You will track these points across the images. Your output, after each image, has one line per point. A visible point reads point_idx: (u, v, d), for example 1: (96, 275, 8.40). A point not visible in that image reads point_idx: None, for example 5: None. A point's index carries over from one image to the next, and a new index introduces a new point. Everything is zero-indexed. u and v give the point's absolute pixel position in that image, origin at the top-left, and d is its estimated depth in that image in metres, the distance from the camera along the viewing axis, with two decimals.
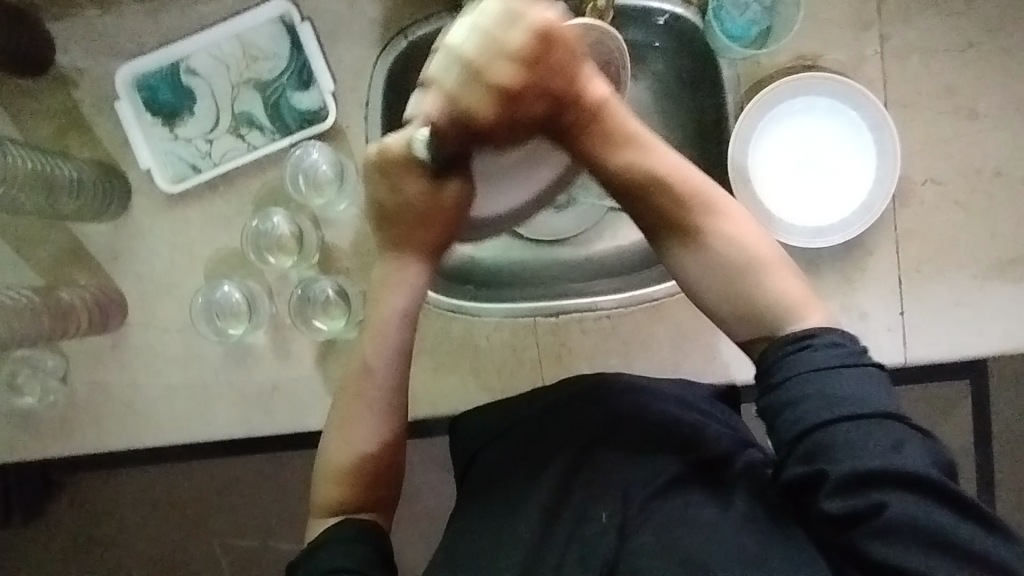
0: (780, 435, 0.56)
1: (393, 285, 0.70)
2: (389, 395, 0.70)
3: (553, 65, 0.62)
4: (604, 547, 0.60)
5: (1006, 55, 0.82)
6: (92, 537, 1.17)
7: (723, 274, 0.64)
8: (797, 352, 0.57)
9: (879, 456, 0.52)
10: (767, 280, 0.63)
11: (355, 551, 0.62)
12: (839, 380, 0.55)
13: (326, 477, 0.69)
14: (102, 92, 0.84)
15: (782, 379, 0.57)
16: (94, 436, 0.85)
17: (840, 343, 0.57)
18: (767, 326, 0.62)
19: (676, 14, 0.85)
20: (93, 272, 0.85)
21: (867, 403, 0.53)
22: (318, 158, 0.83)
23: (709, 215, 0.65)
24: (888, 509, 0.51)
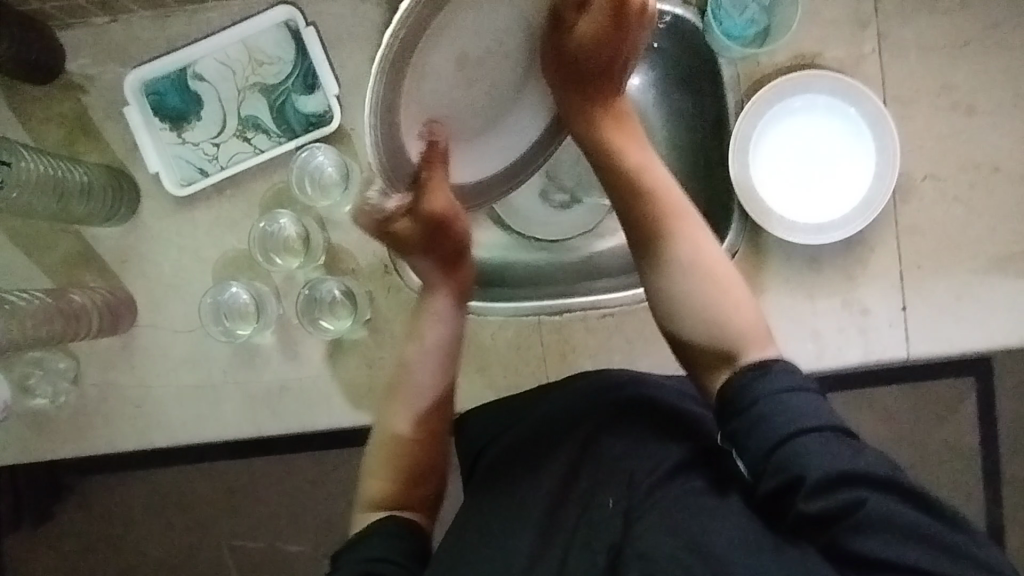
0: (752, 453, 0.58)
1: (431, 291, 0.74)
2: (435, 398, 0.71)
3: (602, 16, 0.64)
4: (608, 530, 0.60)
5: (1003, 51, 0.83)
6: (103, 540, 1.18)
7: (696, 282, 0.67)
8: (759, 376, 0.60)
9: (847, 459, 0.54)
10: (730, 302, 0.66)
11: (402, 547, 0.63)
12: (798, 399, 0.58)
13: (372, 474, 0.70)
14: (111, 97, 0.86)
15: (747, 402, 0.59)
16: (105, 437, 0.87)
17: (792, 369, 0.61)
18: (722, 345, 0.65)
19: (676, 15, 0.86)
20: (103, 275, 0.87)
21: (827, 418, 0.57)
22: (323, 160, 0.85)
23: (685, 226, 0.69)
24: (865, 506, 0.52)
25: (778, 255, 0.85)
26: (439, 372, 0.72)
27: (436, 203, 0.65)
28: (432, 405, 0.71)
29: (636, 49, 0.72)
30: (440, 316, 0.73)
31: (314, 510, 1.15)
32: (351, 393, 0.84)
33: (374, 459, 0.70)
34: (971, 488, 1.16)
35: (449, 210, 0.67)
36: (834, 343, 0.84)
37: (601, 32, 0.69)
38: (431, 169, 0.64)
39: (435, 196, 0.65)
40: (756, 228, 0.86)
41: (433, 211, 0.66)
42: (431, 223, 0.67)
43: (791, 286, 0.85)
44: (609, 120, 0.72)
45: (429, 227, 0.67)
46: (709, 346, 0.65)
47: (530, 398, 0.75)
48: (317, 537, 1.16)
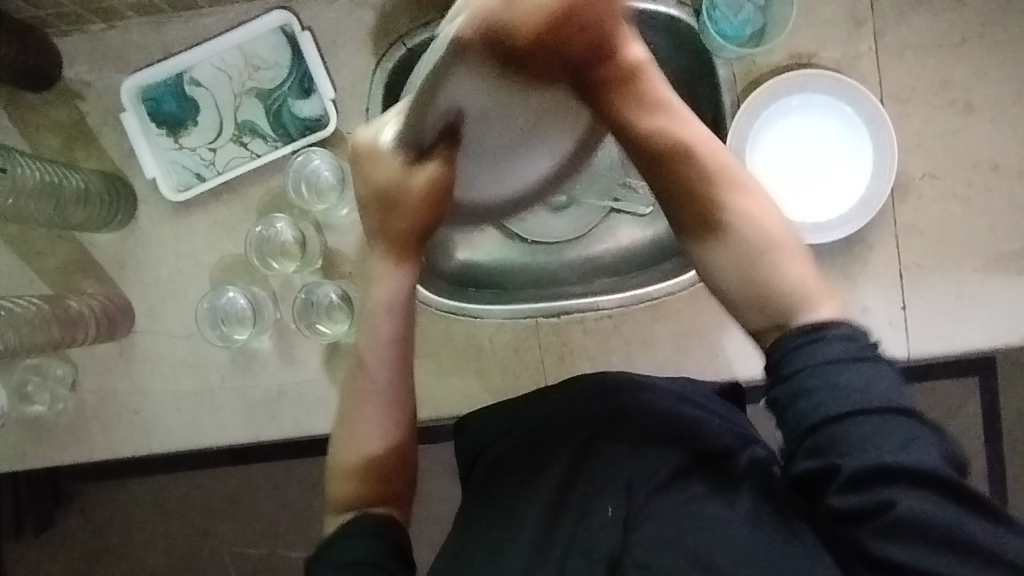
0: (789, 429, 0.53)
1: (383, 278, 0.69)
2: (386, 389, 0.68)
3: (579, 31, 0.56)
4: (608, 540, 0.60)
5: (1000, 49, 0.83)
6: (103, 547, 1.18)
7: (746, 243, 0.59)
8: (809, 342, 0.53)
9: (893, 453, 0.49)
10: (781, 259, 0.58)
11: (376, 543, 0.61)
12: (850, 372, 0.51)
13: (339, 474, 0.68)
14: (108, 104, 0.86)
15: (792, 371, 0.53)
16: (104, 443, 0.87)
17: (852, 335, 0.53)
18: (772, 302, 0.57)
19: (671, 16, 0.84)
20: (100, 281, 0.87)
21: (884, 395, 0.50)
22: (319, 164, 0.84)
23: (730, 188, 0.61)
24: (898, 511, 0.48)
25: None
26: (393, 364, 0.69)
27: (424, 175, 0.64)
28: (395, 396, 0.69)
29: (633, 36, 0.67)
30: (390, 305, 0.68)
31: (315, 515, 1.15)
32: None
33: (338, 455, 0.68)
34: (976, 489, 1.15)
35: (443, 193, 0.66)
36: None
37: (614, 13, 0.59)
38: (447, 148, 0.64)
39: (438, 168, 0.64)
40: None
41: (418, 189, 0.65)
42: (424, 202, 0.66)
43: None
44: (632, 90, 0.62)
45: (423, 206, 0.66)
46: (754, 305, 0.58)
47: (535, 399, 0.75)
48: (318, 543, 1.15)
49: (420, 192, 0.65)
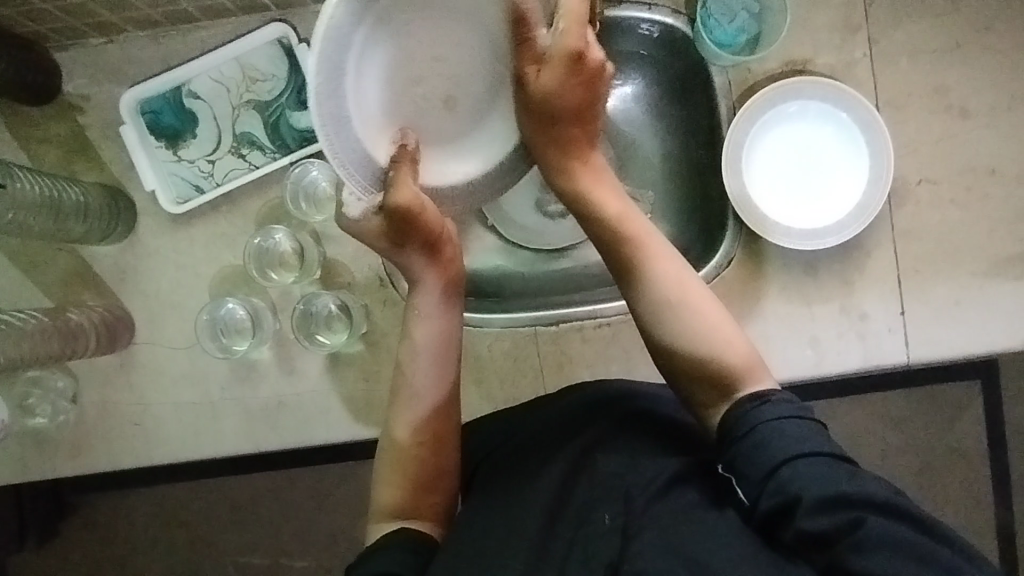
0: (750, 479, 0.57)
1: (422, 284, 0.72)
2: (432, 407, 0.70)
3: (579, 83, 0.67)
4: (608, 549, 0.58)
5: (996, 55, 0.83)
6: (106, 559, 1.18)
7: (682, 315, 0.65)
8: (755, 405, 0.60)
9: (845, 484, 0.54)
10: (715, 333, 0.65)
11: (412, 559, 0.62)
12: (795, 426, 0.57)
13: (386, 481, 0.69)
14: (108, 117, 0.87)
15: (744, 431, 0.59)
16: (104, 454, 0.87)
17: (789, 399, 0.60)
18: (710, 370, 0.63)
19: (666, 24, 0.86)
20: (101, 293, 0.87)
21: (822, 443, 0.56)
22: (317, 175, 0.85)
23: (670, 266, 0.67)
24: (866, 525, 0.52)
25: (774, 263, 0.85)
26: (435, 369, 0.71)
27: (403, 190, 0.63)
28: (434, 407, 0.70)
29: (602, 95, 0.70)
30: (428, 312, 0.72)
31: (316, 525, 1.15)
32: (349, 406, 0.85)
33: (383, 466, 0.69)
34: (982, 497, 1.13)
35: (416, 205, 0.64)
36: (833, 350, 0.84)
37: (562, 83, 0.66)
38: (399, 167, 0.65)
39: (399, 192, 0.64)
40: (753, 236, 0.85)
41: (398, 206, 0.64)
42: (397, 221, 0.65)
43: (788, 293, 0.84)
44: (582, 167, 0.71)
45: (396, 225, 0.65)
46: (690, 368, 0.64)
47: (510, 413, 0.76)
48: (320, 551, 1.15)
49: (393, 210, 0.64)
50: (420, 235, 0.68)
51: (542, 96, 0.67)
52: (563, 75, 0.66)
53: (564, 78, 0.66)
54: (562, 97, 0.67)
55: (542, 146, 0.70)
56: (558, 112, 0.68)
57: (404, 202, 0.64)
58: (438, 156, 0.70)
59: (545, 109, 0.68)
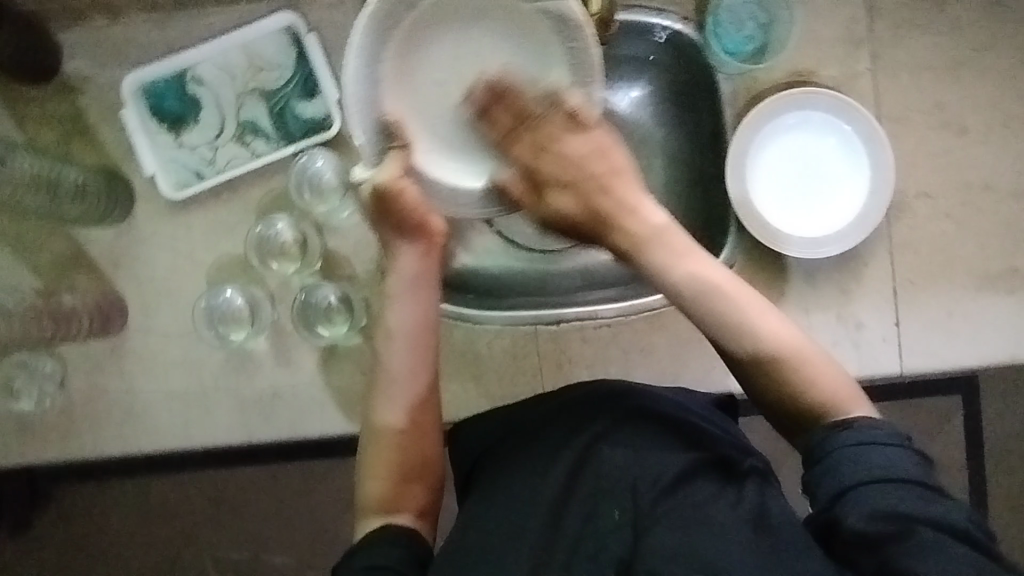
0: (818, 488, 0.56)
1: (399, 250, 0.69)
2: (415, 387, 0.68)
3: (564, 168, 0.68)
4: (619, 543, 0.58)
5: (992, 74, 0.85)
6: (79, 551, 1.16)
7: (770, 363, 0.61)
8: (842, 425, 0.57)
9: (913, 500, 0.51)
10: (808, 369, 0.60)
11: (401, 555, 0.60)
12: (880, 445, 0.55)
13: (371, 472, 0.66)
14: (108, 98, 0.85)
15: (824, 443, 0.57)
16: (91, 441, 0.85)
17: (884, 425, 0.56)
18: (801, 405, 0.60)
19: (675, 31, 0.85)
20: (94, 277, 0.86)
21: (905, 465, 0.53)
22: (322, 165, 0.84)
23: (748, 305, 0.63)
24: (917, 535, 0.50)
25: (771, 270, 0.86)
26: (413, 357, 0.68)
27: (387, 170, 0.67)
28: (416, 389, 0.68)
29: (590, 161, 0.68)
30: (401, 293, 0.69)
31: (300, 519, 1.13)
32: (345, 399, 0.84)
33: (368, 455, 0.67)
34: None
35: (401, 186, 0.66)
36: None
37: (551, 177, 0.68)
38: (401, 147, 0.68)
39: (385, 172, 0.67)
40: (754, 242, 0.86)
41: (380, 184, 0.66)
42: (382, 202, 0.67)
43: (785, 300, 0.86)
44: (649, 246, 0.66)
45: (380, 206, 0.67)
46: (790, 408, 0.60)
47: (537, 400, 0.74)
48: (303, 547, 1.14)
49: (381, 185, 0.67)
50: (410, 223, 0.68)
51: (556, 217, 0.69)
52: (537, 181, 0.69)
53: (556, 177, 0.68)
54: (565, 208, 0.68)
55: (591, 237, 0.69)
56: (571, 203, 0.68)
57: (387, 182, 0.66)
58: (444, 152, 0.72)
59: (564, 224, 0.69)
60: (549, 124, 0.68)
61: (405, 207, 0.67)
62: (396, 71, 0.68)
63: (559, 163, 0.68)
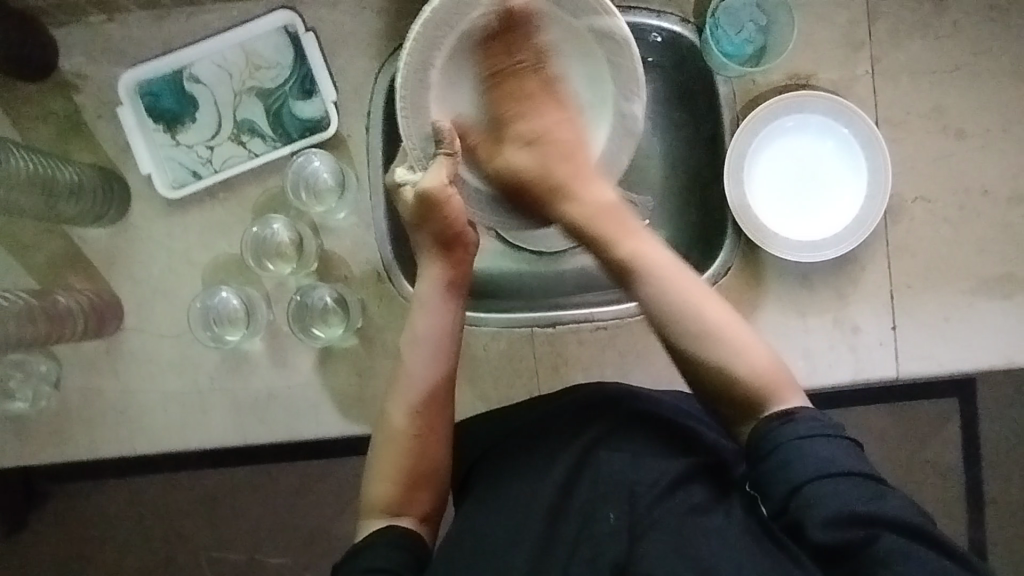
0: (772, 498, 0.56)
1: (433, 258, 0.69)
2: (431, 391, 0.67)
3: (530, 129, 0.70)
4: (614, 548, 0.58)
5: (991, 78, 0.85)
6: (73, 552, 1.15)
7: (711, 345, 0.62)
8: (781, 425, 0.58)
9: (862, 502, 0.52)
10: (748, 357, 0.62)
11: (403, 558, 0.60)
12: (820, 446, 0.55)
13: (379, 475, 0.66)
14: (104, 97, 0.85)
15: (768, 450, 0.57)
16: (86, 442, 0.85)
17: (818, 417, 0.58)
18: (734, 389, 0.61)
19: (674, 32, 0.86)
20: (90, 276, 0.85)
21: (846, 464, 0.54)
22: (319, 166, 0.84)
23: (695, 290, 0.64)
24: (878, 540, 0.51)
25: (770, 273, 0.86)
26: (436, 365, 0.68)
27: (433, 177, 0.66)
28: (431, 394, 0.67)
29: (552, 129, 0.71)
30: (433, 303, 0.69)
31: (296, 521, 1.13)
32: (342, 400, 0.84)
33: (378, 456, 0.66)
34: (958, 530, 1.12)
35: (448, 193, 0.66)
36: (824, 360, 0.85)
37: (517, 138, 0.70)
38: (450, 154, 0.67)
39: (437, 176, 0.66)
40: (752, 245, 0.86)
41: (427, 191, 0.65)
42: (421, 205, 0.66)
43: (783, 303, 0.85)
44: (596, 215, 0.68)
45: (420, 209, 0.66)
46: (723, 392, 0.62)
47: (532, 403, 0.73)
48: (298, 549, 1.14)
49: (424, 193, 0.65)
50: (453, 230, 0.67)
51: (509, 173, 0.70)
52: (499, 144, 0.71)
53: (513, 136, 0.70)
54: (522, 164, 0.70)
55: (539, 203, 0.70)
56: (528, 168, 0.70)
57: (432, 188, 0.65)
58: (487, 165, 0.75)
59: (517, 187, 0.71)
60: (522, 90, 0.70)
61: (449, 216, 0.66)
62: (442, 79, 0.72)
63: (528, 130, 0.70)
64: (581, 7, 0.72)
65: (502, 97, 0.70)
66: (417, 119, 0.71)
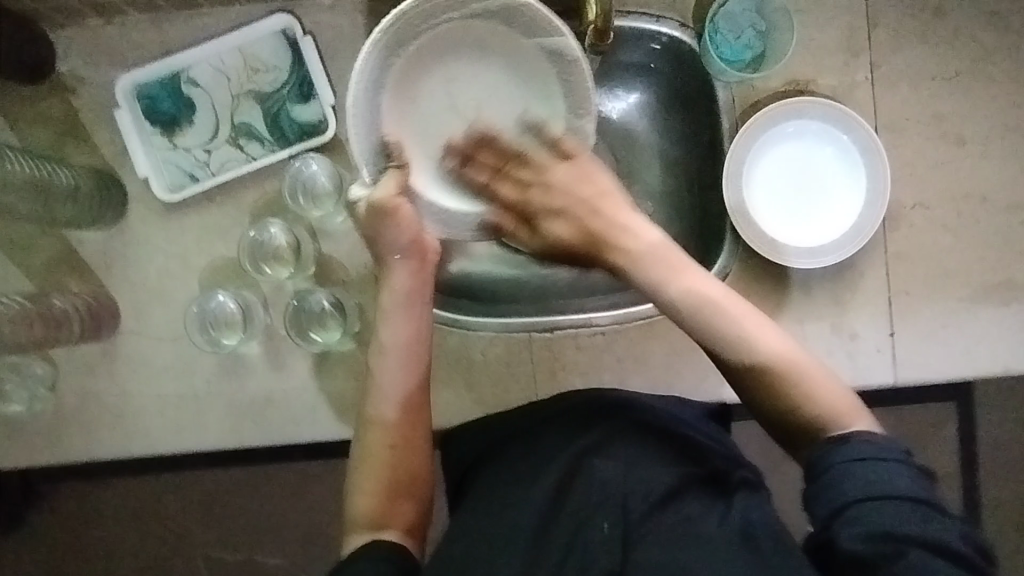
0: (815, 512, 0.54)
1: (394, 266, 0.70)
2: (405, 401, 0.67)
3: (562, 195, 0.70)
4: (606, 557, 0.57)
5: (990, 85, 0.85)
6: (70, 551, 1.15)
7: (766, 374, 0.60)
8: (837, 444, 0.55)
9: (904, 521, 0.50)
10: (807, 386, 0.60)
11: (392, 567, 0.59)
12: (874, 464, 0.53)
13: (360, 488, 0.65)
14: (101, 99, 0.85)
15: (820, 467, 0.55)
16: (82, 445, 0.85)
17: (880, 440, 0.55)
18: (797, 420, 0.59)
19: (673, 37, 0.85)
20: (86, 279, 0.85)
21: (900, 485, 0.52)
22: (317, 170, 0.83)
23: (742, 318, 0.63)
24: (907, 557, 0.49)
25: (768, 279, 0.86)
26: (405, 374, 0.68)
27: (383, 189, 0.68)
28: (406, 402, 0.67)
29: (583, 184, 0.71)
30: (393, 310, 0.69)
31: (294, 522, 1.13)
32: (339, 404, 0.84)
33: (358, 468, 0.66)
34: None
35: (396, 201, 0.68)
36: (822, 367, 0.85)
37: (551, 205, 0.71)
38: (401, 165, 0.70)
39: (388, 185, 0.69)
40: (749, 251, 0.86)
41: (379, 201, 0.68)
42: (380, 215, 0.68)
43: (781, 309, 0.85)
44: (642, 264, 0.67)
45: (376, 219, 0.68)
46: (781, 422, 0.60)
47: (541, 403, 0.74)
48: (296, 550, 1.14)
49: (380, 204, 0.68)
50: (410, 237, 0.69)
51: (555, 242, 0.71)
52: (535, 209, 0.71)
53: (543, 203, 0.71)
54: (563, 234, 0.70)
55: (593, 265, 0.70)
56: (570, 232, 0.70)
57: (384, 199, 0.68)
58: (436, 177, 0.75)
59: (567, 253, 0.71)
60: (537, 157, 0.72)
61: (401, 226, 0.69)
62: (393, 92, 0.72)
63: (557, 195, 0.71)
64: (535, 28, 0.71)
65: (522, 168, 0.72)
66: (372, 134, 0.70)
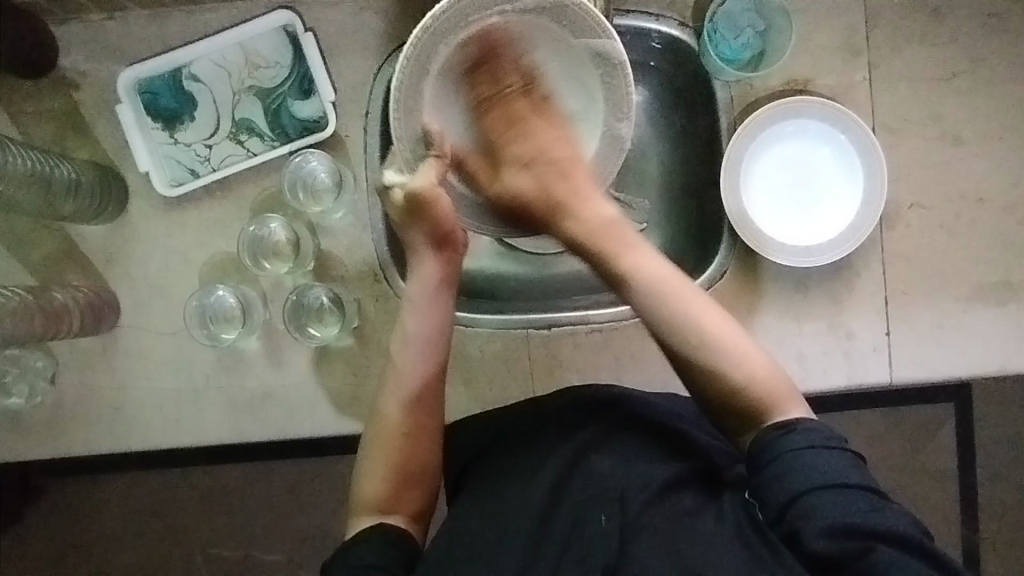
0: (768, 504, 0.56)
1: (419, 253, 0.70)
2: (420, 390, 0.67)
3: (529, 152, 0.70)
4: (605, 551, 0.58)
5: (988, 87, 0.85)
6: (69, 545, 1.16)
7: (715, 357, 0.61)
8: (782, 435, 0.57)
9: (859, 514, 0.52)
10: (753, 372, 0.61)
11: (394, 555, 0.61)
12: (822, 457, 0.55)
13: (369, 470, 0.66)
14: (103, 93, 0.85)
15: (768, 459, 0.57)
16: (82, 438, 0.85)
17: (819, 427, 0.57)
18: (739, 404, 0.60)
19: (672, 36, 0.85)
20: (87, 273, 0.86)
21: (848, 476, 0.54)
22: (317, 166, 0.84)
23: (694, 303, 0.63)
24: (871, 551, 0.51)
25: (765, 278, 0.86)
26: (426, 361, 0.68)
27: (421, 180, 0.67)
28: (421, 389, 0.67)
29: (549, 146, 0.70)
30: (420, 299, 0.69)
31: (292, 518, 1.13)
32: (337, 399, 0.84)
33: (368, 450, 0.67)
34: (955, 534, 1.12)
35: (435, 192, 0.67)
36: (818, 366, 0.85)
37: (520, 166, 0.70)
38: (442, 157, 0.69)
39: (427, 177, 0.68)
40: (747, 250, 0.86)
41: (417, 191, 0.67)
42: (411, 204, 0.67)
43: (778, 308, 0.86)
44: (597, 233, 0.67)
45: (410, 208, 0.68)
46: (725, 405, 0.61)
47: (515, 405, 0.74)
48: (294, 546, 1.14)
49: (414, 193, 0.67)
50: (442, 227, 0.68)
51: (509, 197, 0.71)
52: (499, 169, 0.71)
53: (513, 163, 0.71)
54: (521, 187, 0.70)
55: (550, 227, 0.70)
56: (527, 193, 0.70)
57: (421, 189, 0.67)
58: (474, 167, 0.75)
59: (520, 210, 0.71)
60: (512, 104, 0.71)
61: (439, 216, 0.67)
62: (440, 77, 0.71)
63: (525, 154, 0.70)
64: (584, 26, 0.70)
65: (495, 121, 0.70)
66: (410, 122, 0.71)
